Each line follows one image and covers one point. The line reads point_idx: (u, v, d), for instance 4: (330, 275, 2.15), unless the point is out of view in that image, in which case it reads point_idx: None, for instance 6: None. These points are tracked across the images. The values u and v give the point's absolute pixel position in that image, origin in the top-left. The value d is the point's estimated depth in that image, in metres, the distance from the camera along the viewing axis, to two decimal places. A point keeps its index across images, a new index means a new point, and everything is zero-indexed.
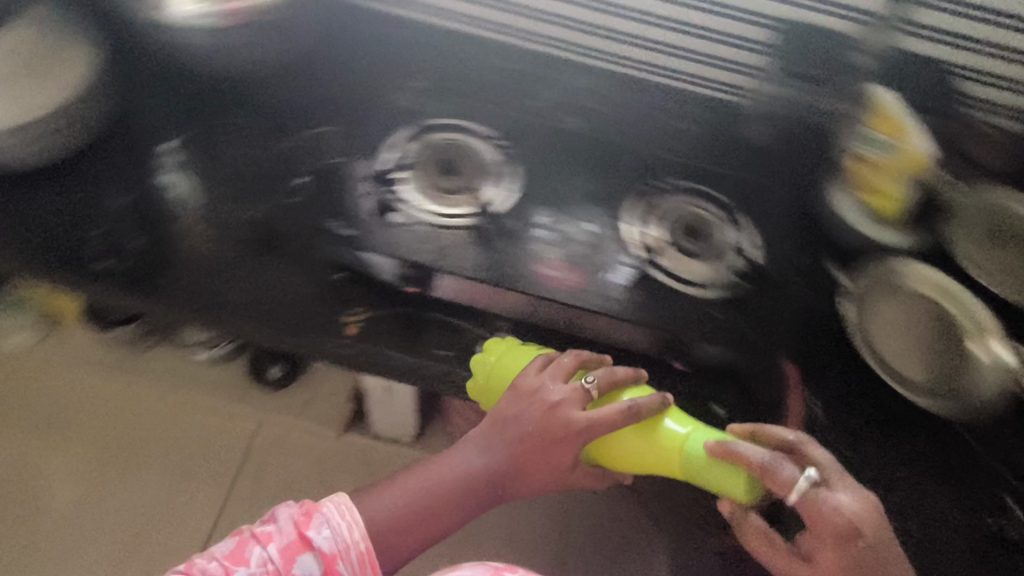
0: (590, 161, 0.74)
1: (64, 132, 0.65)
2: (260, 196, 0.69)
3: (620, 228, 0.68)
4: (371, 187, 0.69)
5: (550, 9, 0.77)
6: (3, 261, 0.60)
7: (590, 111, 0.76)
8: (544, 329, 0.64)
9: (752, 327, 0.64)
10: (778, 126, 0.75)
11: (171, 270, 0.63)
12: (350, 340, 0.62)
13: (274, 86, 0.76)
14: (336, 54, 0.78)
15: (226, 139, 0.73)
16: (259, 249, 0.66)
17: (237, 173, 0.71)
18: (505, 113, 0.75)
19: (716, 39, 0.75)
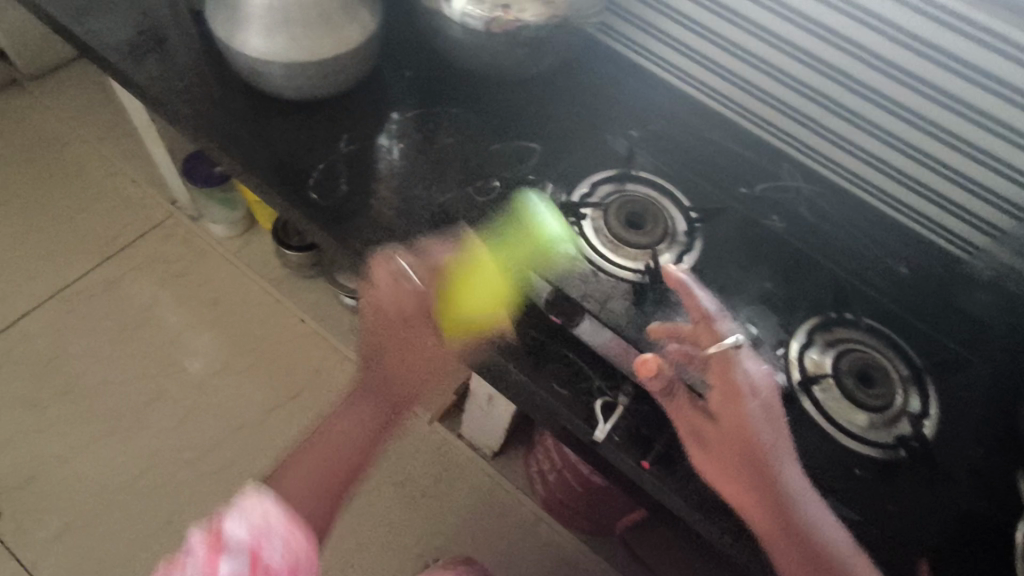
0: (776, 264, 0.69)
1: (323, 78, 0.71)
2: (456, 185, 0.73)
3: (788, 345, 0.61)
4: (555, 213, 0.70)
5: (806, 112, 0.77)
6: (245, 166, 0.71)
7: (802, 218, 0.76)
8: (663, 413, 0.60)
9: (902, 509, 0.54)
10: (1005, 299, 0.72)
11: (358, 220, 0.69)
12: (482, 342, 0.63)
13: (507, 95, 0.81)
14: (574, 86, 0.83)
15: (447, 124, 0.78)
16: (437, 230, 0.69)
17: (445, 157, 0.75)
18: (710, 192, 0.75)
19: (973, 189, 0.71)
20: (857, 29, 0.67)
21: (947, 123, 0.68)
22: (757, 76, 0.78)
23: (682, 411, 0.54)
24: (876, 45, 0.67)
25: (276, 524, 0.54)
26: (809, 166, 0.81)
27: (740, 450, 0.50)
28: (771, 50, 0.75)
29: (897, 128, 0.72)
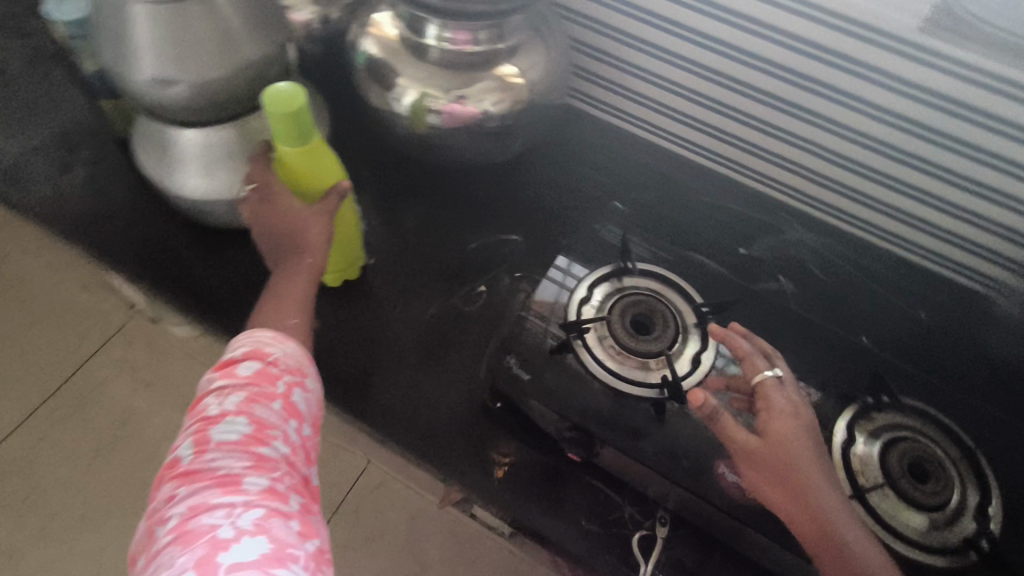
0: (799, 337, 0.64)
1: None
2: (438, 297, 0.68)
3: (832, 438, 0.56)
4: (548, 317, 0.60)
5: (801, 162, 0.70)
6: (194, 310, 0.64)
7: (809, 278, 0.71)
8: (703, 537, 0.56)
9: None
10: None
11: (333, 359, 0.62)
12: (495, 484, 0.57)
13: (478, 184, 0.76)
14: (549, 167, 0.78)
15: (418, 227, 0.72)
16: (424, 357, 0.64)
17: (422, 266, 0.70)
18: (712, 265, 0.68)
19: (992, 229, 0.66)
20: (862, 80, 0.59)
21: (967, 172, 0.62)
22: (743, 130, 0.71)
23: (734, 431, 0.50)
24: (880, 98, 0.59)
25: (282, 378, 0.47)
26: (809, 214, 0.76)
27: (777, 466, 0.49)
28: (759, 104, 0.67)
29: (911, 177, 0.65)
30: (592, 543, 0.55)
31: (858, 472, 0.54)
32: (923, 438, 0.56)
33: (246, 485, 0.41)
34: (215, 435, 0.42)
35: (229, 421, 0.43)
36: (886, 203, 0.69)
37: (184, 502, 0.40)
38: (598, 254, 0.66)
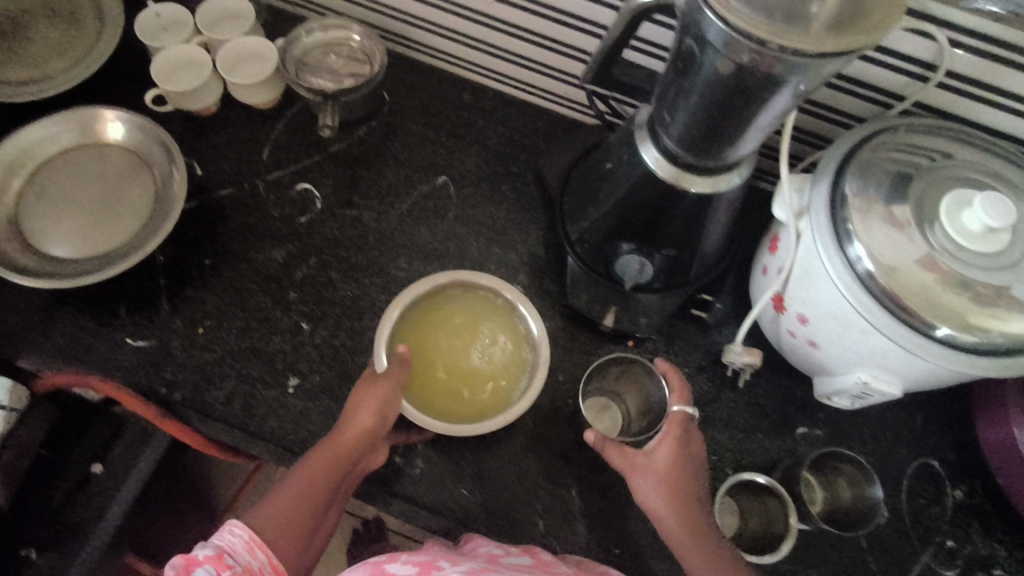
0: (424, 209, 0.79)
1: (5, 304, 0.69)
2: (60, 352, 0.68)
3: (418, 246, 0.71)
4: (182, 273, 0.73)
5: (497, 47, 0.79)
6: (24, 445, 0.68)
7: (434, 144, 0.83)
8: (435, 453, 0.68)
9: None
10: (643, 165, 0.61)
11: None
12: None
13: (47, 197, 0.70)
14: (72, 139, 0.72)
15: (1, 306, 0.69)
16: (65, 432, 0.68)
17: (22, 330, 0.68)
18: (342, 213, 0.78)
19: (560, 34, 0.72)
20: (520, 24, 0.74)
21: (559, 37, 0.73)
22: (389, 14, 0.81)
23: (631, 462, 0.61)
24: (526, 44, 0.76)
25: (244, 537, 0.52)
26: (434, 58, 0.86)
27: (680, 482, 0.60)
28: (458, 44, 0.81)
29: (523, 54, 0.78)
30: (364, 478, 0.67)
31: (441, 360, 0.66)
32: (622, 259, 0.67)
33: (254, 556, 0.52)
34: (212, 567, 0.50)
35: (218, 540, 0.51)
36: (514, 31, 0.75)
37: (208, 546, 0.50)
38: (200, 223, 0.75)
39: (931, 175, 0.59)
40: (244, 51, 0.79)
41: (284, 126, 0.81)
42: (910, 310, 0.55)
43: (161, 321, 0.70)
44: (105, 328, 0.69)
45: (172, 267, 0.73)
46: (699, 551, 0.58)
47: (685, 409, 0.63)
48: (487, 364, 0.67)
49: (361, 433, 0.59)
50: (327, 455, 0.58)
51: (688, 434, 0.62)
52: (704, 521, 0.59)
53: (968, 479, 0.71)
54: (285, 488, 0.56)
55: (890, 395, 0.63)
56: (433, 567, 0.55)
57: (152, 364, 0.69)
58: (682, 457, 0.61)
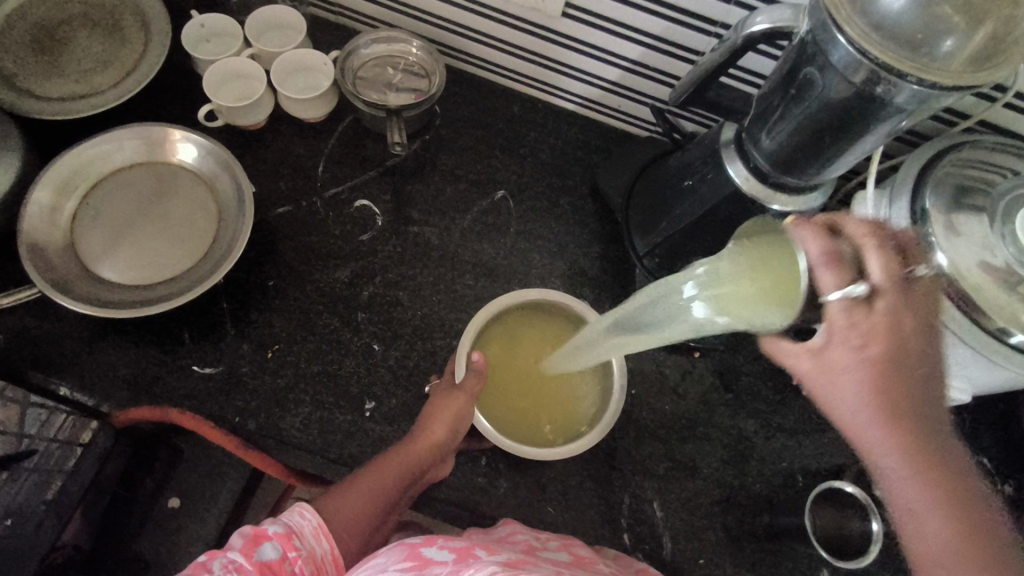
0: (485, 222, 0.79)
1: (61, 330, 0.66)
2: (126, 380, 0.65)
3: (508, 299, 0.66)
4: (243, 297, 0.70)
5: (556, 58, 0.78)
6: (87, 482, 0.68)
7: (488, 157, 0.82)
8: (518, 472, 0.68)
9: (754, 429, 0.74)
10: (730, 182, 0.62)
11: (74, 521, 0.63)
12: None
13: (102, 219, 0.67)
14: (124, 155, 0.68)
15: (60, 335, 0.66)
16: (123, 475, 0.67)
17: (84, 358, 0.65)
18: (405, 229, 0.76)
19: (625, 51, 0.73)
20: (585, 38, 0.73)
21: (623, 53, 0.73)
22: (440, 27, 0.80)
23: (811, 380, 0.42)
24: (586, 57, 0.76)
25: (311, 523, 0.49)
26: (482, 71, 0.85)
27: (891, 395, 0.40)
28: (511, 56, 0.80)
29: (583, 66, 0.77)
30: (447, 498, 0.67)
31: (539, 383, 0.68)
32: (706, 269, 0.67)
33: (320, 545, 0.49)
34: (273, 548, 0.46)
35: (278, 521, 0.48)
36: (577, 45, 0.75)
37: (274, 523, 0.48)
38: (260, 245, 0.73)
39: (1005, 188, 0.61)
40: (297, 63, 0.76)
41: (336, 141, 0.79)
42: (990, 320, 0.58)
43: (229, 348, 0.68)
44: (172, 356, 0.67)
45: (235, 293, 0.70)
46: (920, 474, 0.39)
47: (847, 296, 0.40)
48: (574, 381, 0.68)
49: (430, 446, 0.60)
50: (398, 464, 0.58)
51: (918, 314, 0.41)
52: (932, 447, 0.39)
53: (1017, 475, 0.75)
54: (353, 487, 0.55)
55: (960, 402, 0.66)
56: (470, 555, 0.45)
57: (223, 392, 0.66)
58: (900, 359, 0.40)
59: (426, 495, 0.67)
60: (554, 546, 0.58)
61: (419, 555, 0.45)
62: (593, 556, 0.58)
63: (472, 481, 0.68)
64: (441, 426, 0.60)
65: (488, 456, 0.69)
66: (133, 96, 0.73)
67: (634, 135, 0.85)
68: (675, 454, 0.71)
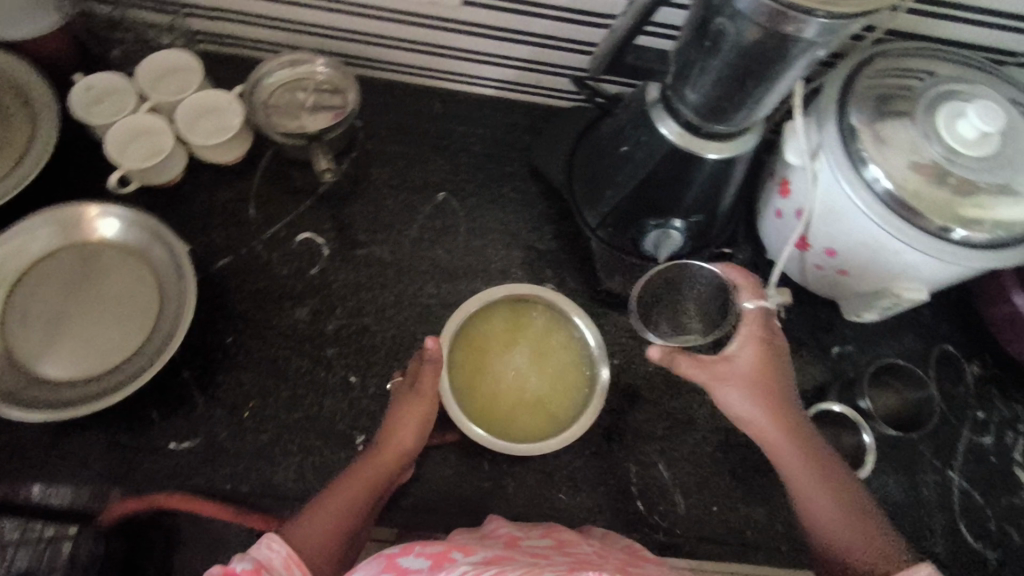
0: (433, 226, 0.77)
1: (20, 438, 0.63)
2: (104, 474, 0.63)
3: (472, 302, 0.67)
4: (204, 361, 0.67)
5: (466, 47, 0.76)
6: None
7: (421, 161, 0.80)
8: (523, 467, 0.68)
9: None
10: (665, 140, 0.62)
11: None
12: None
13: (34, 314, 0.63)
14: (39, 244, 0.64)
15: (21, 445, 0.63)
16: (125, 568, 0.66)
17: (53, 462, 0.62)
18: (354, 253, 0.74)
19: (534, 28, 0.72)
20: (492, 22, 0.72)
21: (532, 30, 0.72)
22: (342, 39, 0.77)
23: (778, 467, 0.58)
24: (495, 41, 0.74)
25: (279, 555, 0.50)
26: (394, 75, 0.82)
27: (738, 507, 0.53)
28: (420, 54, 0.78)
29: (495, 50, 0.76)
30: (458, 508, 0.67)
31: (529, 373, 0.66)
32: (659, 230, 0.69)
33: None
34: None
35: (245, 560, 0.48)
36: (484, 31, 0.73)
37: (243, 562, 0.48)
38: (209, 303, 0.70)
39: (922, 92, 0.64)
40: (203, 105, 0.72)
41: (262, 178, 0.76)
42: (933, 222, 0.60)
43: (202, 416, 0.65)
44: (144, 439, 0.64)
45: (195, 358, 0.67)
46: None
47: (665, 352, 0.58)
48: (561, 363, 0.67)
49: (396, 455, 0.59)
50: (361, 476, 0.57)
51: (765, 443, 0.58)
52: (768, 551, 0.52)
53: (979, 354, 0.80)
54: (322, 511, 0.55)
55: (920, 301, 0.69)
56: (446, 560, 0.45)
57: (207, 462, 0.64)
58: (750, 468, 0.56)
59: (439, 512, 0.66)
60: (538, 533, 0.59)
61: (396, 566, 0.46)
62: (575, 538, 0.59)
63: (480, 486, 0.67)
64: (406, 431, 0.59)
65: (490, 458, 0.68)
66: (32, 181, 0.68)
67: (561, 108, 0.85)
68: (669, 411, 0.72)
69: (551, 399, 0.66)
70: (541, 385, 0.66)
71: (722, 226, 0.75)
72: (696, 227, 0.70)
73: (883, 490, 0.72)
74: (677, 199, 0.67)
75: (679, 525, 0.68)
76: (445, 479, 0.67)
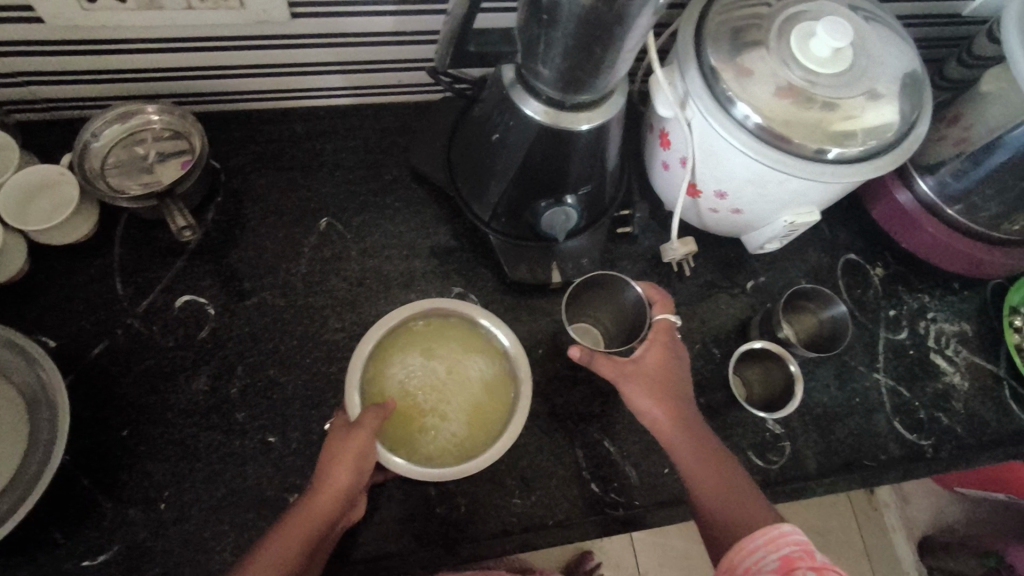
0: (323, 255, 0.73)
1: None
2: None
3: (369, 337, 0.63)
4: (102, 462, 0.61)
5: (310, 60, 0.71)
6: None
7: (295, 189, 0.75)
8: (472, 481, 0.66)
9: None
10: (532, 120, 0.60)
11: None
12: None
13: None
14: None
15: None
16: None
17: None
18: (244, 304, 0.69)
19: (374, 26, 0.67)
20: (328, 29, 0.67)
21: (373, 28, 0.67)
22: (172, 79, 0.70)
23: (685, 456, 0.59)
24: (338, 47, 0.69)
25: None
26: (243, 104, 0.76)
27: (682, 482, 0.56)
28: (264, 78, 0.72)
29: (341, 57, 0.71)
30: (415, 541, 0.64)
31: (451, 388, 0.64)
32: (553, 210, 0.66)
33: None
34: None
35: None
36: (323, 40, 0.68)
37: None
38: (93, 399, 0.63)
39: (772, 19, 0.63)
40: (29, 185, 0.65)
41: (122, 247, 0.69)
42: (808, 147, 0.61)
43: (114, 522, 0.60)
44: (53, 564, 0.58)
45: (91, 462, 0.61)
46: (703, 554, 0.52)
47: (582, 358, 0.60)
48: (479, 371, 0.65)
49: (334, 498, 0.54)
50: (299, 529, 0.53)
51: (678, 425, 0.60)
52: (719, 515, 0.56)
53: (879, 256, 0.83)
54: (255, 573, 0.51)
55: (815, 222, 0.70)
56: None
57: (132, 569, 0.59)
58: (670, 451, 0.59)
59: (395, 552, 0.63)
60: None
61: None
62: None
63: (433, 513, 0.65)
64: (342, 475, 0.54)
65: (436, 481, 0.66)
66: None
67: (429, 102, 0.81)
68: (604, 386, 0.71)
69: (482, 407, 0.64)
70: (465, 395, 0.64)
71: (615, 190, 0.73)
72: (588, 199, 0.69)
73: (820, 408, 0.74)
74: (560, 176, 0.64)
75: (637, 496, 0.68)
76: (395, 515, 0.64)
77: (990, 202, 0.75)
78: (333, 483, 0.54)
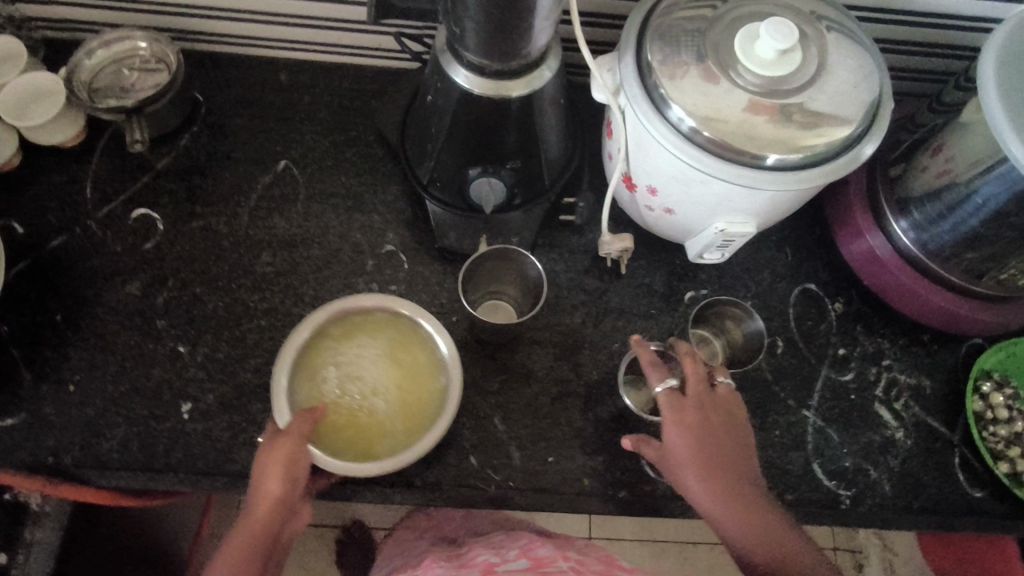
0: (275, 194, 0.77)
1: None
2: None
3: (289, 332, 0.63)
4: (32, 341, 0.68)
5: (290, 10, 0.75)
6: None
7: (264, 131, 0.80)
8: None
9: (586, 321, 0.74)
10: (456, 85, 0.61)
11: None
12: None
13: None
14: None
15: None
16: None
17: None
18: (191, 226, 0.74)
19: None
20: None
21: None
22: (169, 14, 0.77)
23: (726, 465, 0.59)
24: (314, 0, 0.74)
25: None
26: (234, 47, 0.82)
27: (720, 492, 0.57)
28: (250, 23, 0.78)
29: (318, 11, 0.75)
30: None
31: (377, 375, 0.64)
32: (482, 179, 0.67)
33: None
34: None
35: None
36: None
37: None
38: (40, 284, 0.70)
39: (720, 17, 0.61)
40: (28, 89, 0.73)
41: (100, 158, 0.76)
42: (735, 151, 0.58)
43: (29, 394, 0.66)
44: None
45: (23, 338, 0.68)
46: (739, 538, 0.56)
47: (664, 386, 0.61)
48: (406, 363, 0.65)
49: (268, 507, 0.55)
50: (242, 541, 0.54)
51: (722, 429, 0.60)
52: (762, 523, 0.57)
53: (843, 291, 0.78)
54: None
55: (752, 235, 0.67)
56: None
57: (32, 438, 0.64)
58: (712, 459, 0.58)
59: None
60: (513, 556, 0.64)
61: None
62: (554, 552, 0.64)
63: None
64: (270, 485, 0.55)
65: None
66: None
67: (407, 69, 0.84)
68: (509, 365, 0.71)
69: (412, 397, 0.64)
70: (393, 388, 0.64)
71: (558, 175, 0.73)
72: (520, 177, 0.69)
73: None
74: (487, 147, 0.65)
75: (515, 476, 0.67)
76: None
77: (963, 248, 0.69)
78: (265, 493, 0.55)
